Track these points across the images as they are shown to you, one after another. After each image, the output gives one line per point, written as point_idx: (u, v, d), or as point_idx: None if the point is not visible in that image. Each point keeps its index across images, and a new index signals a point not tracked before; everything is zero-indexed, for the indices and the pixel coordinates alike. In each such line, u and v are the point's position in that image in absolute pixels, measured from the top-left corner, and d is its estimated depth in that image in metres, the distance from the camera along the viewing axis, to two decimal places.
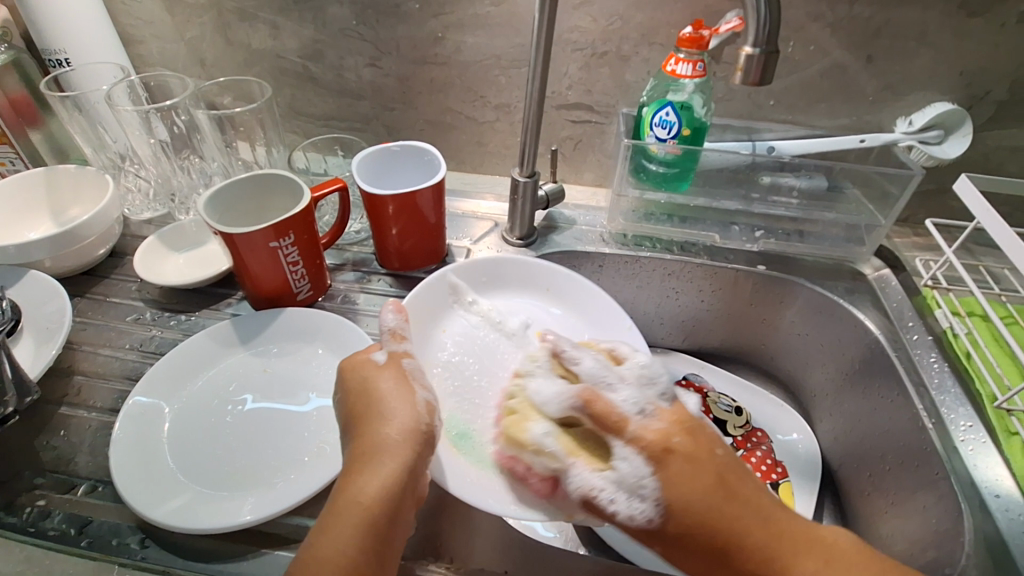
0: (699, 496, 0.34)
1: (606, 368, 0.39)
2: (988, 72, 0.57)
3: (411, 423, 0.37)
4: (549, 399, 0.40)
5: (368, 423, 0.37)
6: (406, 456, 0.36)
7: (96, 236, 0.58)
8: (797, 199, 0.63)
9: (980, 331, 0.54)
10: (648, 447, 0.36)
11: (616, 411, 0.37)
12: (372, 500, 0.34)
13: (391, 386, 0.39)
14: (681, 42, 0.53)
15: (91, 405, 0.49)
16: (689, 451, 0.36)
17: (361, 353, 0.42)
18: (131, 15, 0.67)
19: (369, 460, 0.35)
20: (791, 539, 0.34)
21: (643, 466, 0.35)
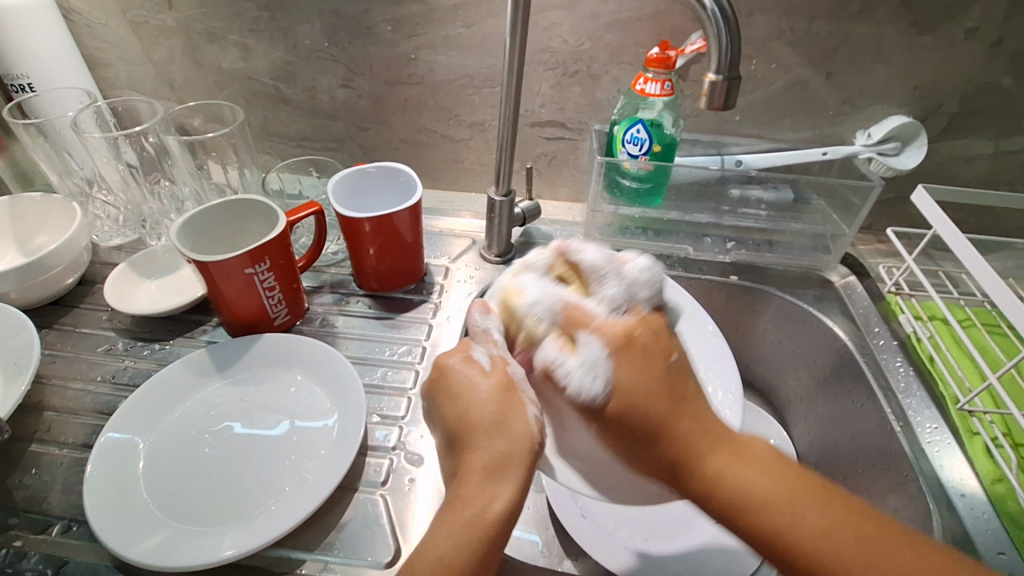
0: (657, 416, 0.33)
1: (606, 259, 0.37)
2: (939, 87, 0.60)
3: (528, 438, 0.34)
4: (535, 300, 0.37)
5: (468, 438, 0.35)
6: (517, 476, 0.33)
7: (64, 266, 0.57)
8: (765, 211, 0.65)
9: (941, 335, 0.56)
10: (614, 343, 0.34)
11: (593, 313, 0.35)
12: (488, 516, 0.32)
13: (491, 394, 0.36)
14: (649, 62, 0.55)
15: (63, 441, 0.47)
16: (649, 347, 0.34)
17: (457, 354, 0.38)
18: (96, 38, 0.66)
19: (490, 474, 0.33)
20: (721, 444, 0.33)
21: (602, 350, 0.33)
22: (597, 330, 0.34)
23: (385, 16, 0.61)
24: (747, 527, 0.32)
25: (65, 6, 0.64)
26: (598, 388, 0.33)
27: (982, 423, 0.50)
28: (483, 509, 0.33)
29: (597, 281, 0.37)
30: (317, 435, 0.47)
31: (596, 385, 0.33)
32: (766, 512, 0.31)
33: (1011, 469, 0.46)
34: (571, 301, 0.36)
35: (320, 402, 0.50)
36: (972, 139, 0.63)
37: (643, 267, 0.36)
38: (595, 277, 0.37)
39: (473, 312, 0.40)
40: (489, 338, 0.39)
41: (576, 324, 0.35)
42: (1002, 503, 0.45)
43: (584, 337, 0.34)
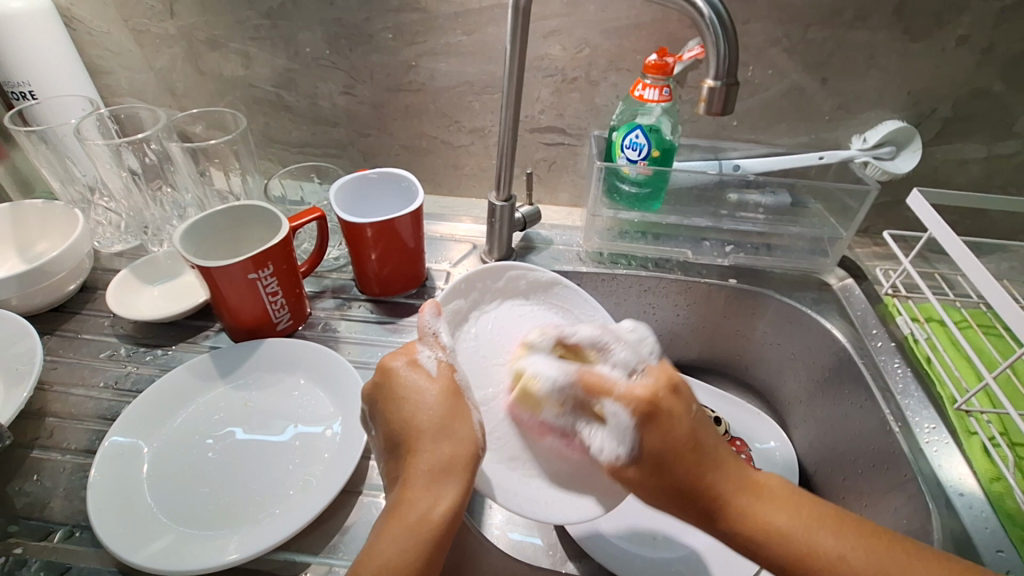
0: (703, 482, 0.36)
1: (601, 332, 0.41)
2: (933, 92, 0.61)
3: (469, 444, 0.37)
4: (549, 377, 0.39)
5: (420, 440, 0.36)
6: (464, 478, 0.36)
7: (66, 272, 0.57)
8: (763, 215, 0.66)
9: (939, 336, 0.57)
10: (635, 406, 0.36)
11: (606, 379, 0.38)
12: (439, 518, 0.34)
13: (437, 403, 0.38)
14: (647, 69, 0.55)
15: (65, 447, 0.47)
16: (675, 410, 0.37)
17: (401, 356, 0.40)
18: (99, 46, 0.67)
19: (433, 478, 0.35)
20: (753, 493, 0.37)
21: (630, 421, 0.36)
22: (619, 397, 0.37)
23: (386, 24, 0.62)
24: (777, 549, 0.35)
25: (67, 15, 0.64)
26: (620, 448, 0.36)
27: (979, 423, 0.50)
28: (440, 516, 0.34)
29: (603, 356, 0.40)
30: (320, 439, 0.47)
31: (618, 447, 0.36)
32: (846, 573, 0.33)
33: (1008, 468, 0.47)
34: (569, 372, 0.39)
35: (323, 406, 0.50)
36: (965, 143, 0.64)
37: (636, 331, 0.41)
38: (597, 349, 0.41)
39: (425, 313, 0.42)
40: (436, 343, 0.41)
41: (596, 392, 0.37)
42: (1000, 502, 0.45)
43: (608, 407, 0.37)
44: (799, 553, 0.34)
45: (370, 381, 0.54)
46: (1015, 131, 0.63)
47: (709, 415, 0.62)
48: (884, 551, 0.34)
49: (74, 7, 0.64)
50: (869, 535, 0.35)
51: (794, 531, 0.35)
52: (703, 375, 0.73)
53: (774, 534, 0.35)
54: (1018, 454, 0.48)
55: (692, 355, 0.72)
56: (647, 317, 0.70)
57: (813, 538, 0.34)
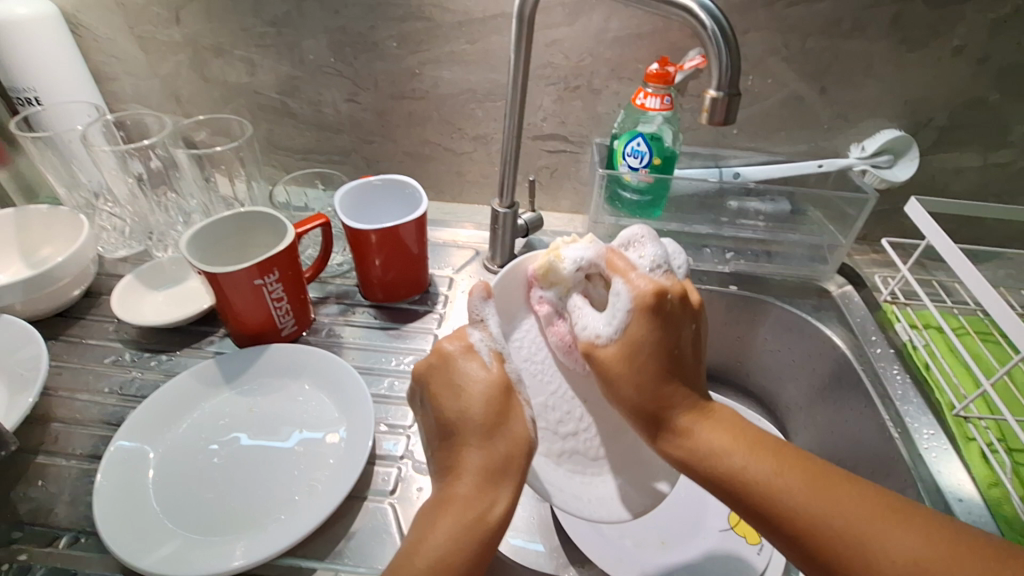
0: (662, 389, 0.38)
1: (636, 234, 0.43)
2: (930, 102, 0.62)
3: (518, 442, 0.36)
4: (578, 255, 0.45)
5: (470, 435, 0.36)
6: (517, 475, 0.35)
7: (71, 277, 0.57)
8: (763, 222, 0.67)
9: (937, 343, 0.58)
10: (641, 299, 0.39)
11: (632, 268, 0.41)
12: (496, 518, 0.34)
13: (489, 404, 0.36)
14: (649, 78, 0.56)
15: (70, 453, 0.48)
16: (660, 323, 0.39)
17: (452, 345, 0.38)
18: (104, 53, 0.67)
19: (491, 476, 0.35)
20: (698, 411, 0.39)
21: (626, 305, 0.40)
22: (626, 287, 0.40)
23: (391, 33, 0.63)
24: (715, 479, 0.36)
25: (74, 21, 0.65)
26: (607, 326, 0.40)
27: (977, 429, 0.51)
28: (497, 511, 0.34)
29: (635, 249, 0.43)
30: (325, 444, 0.47)
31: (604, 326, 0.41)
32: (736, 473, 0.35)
33: (1005, 473, 0.47)
34: (597, 259, 0.44)
35: (328, 412, 0.50)
36: (962, 152, 0.65)
37: (659, 249, 0.42)
38: (627, 246, 0.43)
39: (474, 295, 0.39)
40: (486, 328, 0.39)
41: (614, 275, 0.41)
42: (998, 507, 0.46)
43: (614, 290, 0.40)
44: (725, 471, 0.36)
45: (374, 386, 0.55)
46: (1010, 140, 0.64)
47: None
48: (774, 457, 0.35)
49: (80, 14, 0.64)
50: (772, 449, 0.36)
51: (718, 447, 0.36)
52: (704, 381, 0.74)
53: (691, 441, 0.37)
54: (1016, 459, 0.48)
55: None
56: None
57: (731, 448, 0.36)
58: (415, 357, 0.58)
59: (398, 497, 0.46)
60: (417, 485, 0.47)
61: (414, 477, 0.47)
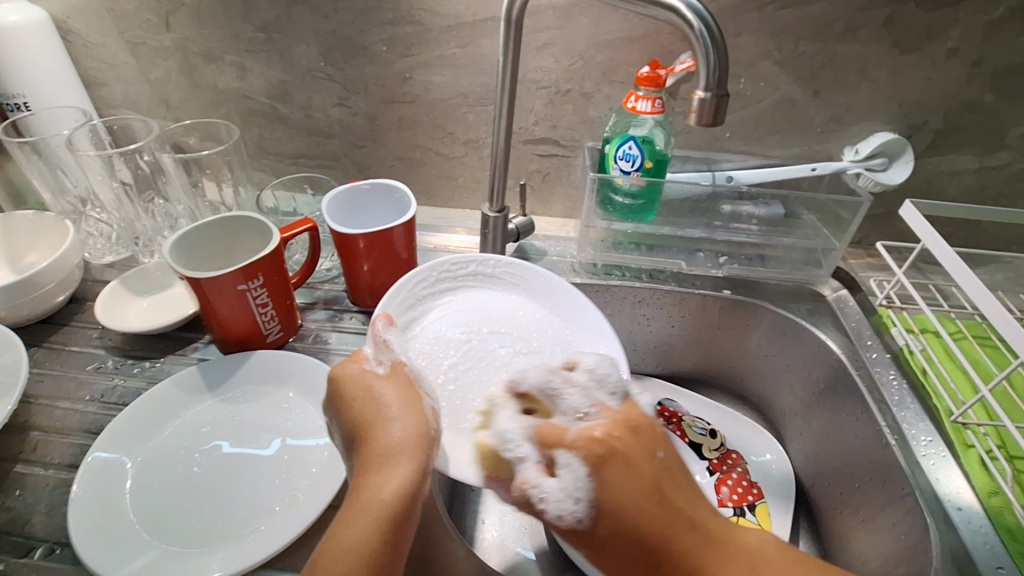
0: (631, 515, 0.33)
1: (550, 374, 0.38)
2: (923, 104, 0.62)
3: (418, 425, 0.37)
4: (508, 432, 0.36)
5: (369, 428, 0.37)
6: (416, 458, 0.35)
7: (55, 283, 0.56)
8: (756, 226, 0.66)
9: (934, 348, 0.57)
10: (591, 455, 0.34)
11: (558, 427, 0.35)
12: (392, 497, 0.33)
13: (389, 393, 0.38)
14: (640, 81, 0.56)
15: (48, 462, 0.47)
16: (627, 450, 0.34)
17: (351, 363, 0.41)
18: (93, 58, 0.67)
19: (385, 460, 0.35)
20: (665, 479, 0.35)
21: (581, 469, 0.33)
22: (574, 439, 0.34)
23: (380, 37, 0.62)
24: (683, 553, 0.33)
25: (63, 27, 0.64)
26: (575, 505, 0.33)
27: (977, 435, 0.49)
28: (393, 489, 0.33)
29: (557, 396, 0.37)
30: (308, 453, 0.47)
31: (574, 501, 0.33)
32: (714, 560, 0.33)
33: (1006, 482, 0.46)
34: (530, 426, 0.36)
35: (312, 420, 0.49)
36: (957, 155, 0.64)
37: (597, 365, 0.38)
38: (548, 396, 0.38)
39: (376, 322, 0.45)
40: (385, 348, 0.43)
41: (548, 442, 0.35)
42: (999, 516, 0.45)
43: (562, 455, 0.34)
44: (701, 553, 0.33)
45: None
46: (1007, 143, 0.63)
47: (705, 428, 0.63)
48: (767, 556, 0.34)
49: (70, 20, 0.64)
50: (722, 535, 0.34)
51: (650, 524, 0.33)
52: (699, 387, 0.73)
53: (622, 515, 0.33)
54: (1016, 467, 0.47)
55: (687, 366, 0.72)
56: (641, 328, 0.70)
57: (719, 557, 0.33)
58: None
59: None
60: None
61: None
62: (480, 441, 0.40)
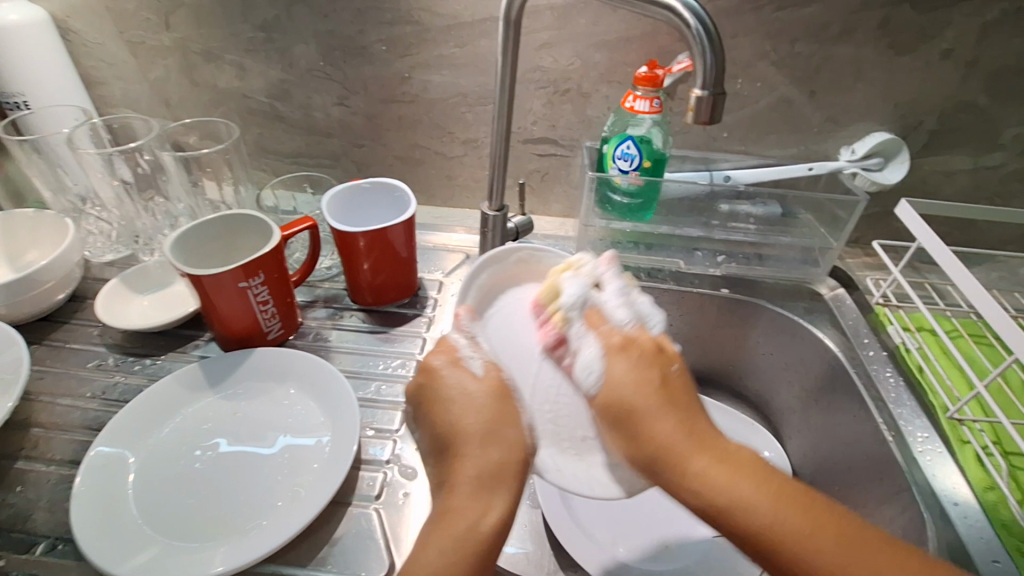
0: (659, 440, 0.37)
1: (625, 293, 0.44)
2: (919, 104, 0.62)
3: (517, 447, 0.37)
4: (574, 296, 0.43)
5: (463, 443, 0.38)
6: (511, 484, 0.36)
7: (55, 281, 0.56)
8: (754, 225, 0.67)
9: (929, 345, 0.58)
10: (617, 345, 0.41)
11: (608, 325, 0.42)
12: (487, 521, 0.35)
13: (486, 403, 0.39)
14: (637, 80, 0.56)
15: (49, 459, 0.47)
16: (666, 382, 0.40)
17: (442, 360, 0.41)
18: (93, 57, 0.67)
19: (483, 484, 0.36)
20: (709, 447, 0.36)
21: (597, 356, 0.41)
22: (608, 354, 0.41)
23: (379, 36, 0.63)
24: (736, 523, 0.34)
25: (63, 26, 0.64)
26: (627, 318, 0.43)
27: (973, 431, 0.50)
28: (485, 515, 0.35)
29: (616, 304, 0.44)
30: (309, 449, 0.47)
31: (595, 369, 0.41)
32: (752, 511, 0.33)
33: (1001, 477, 0.47)
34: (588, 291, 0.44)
35: (313, 416, 0.49)
36: (952, 154, 0.65)
37: (647, 306, 0.44)
38: (604, 311, 0.43)
39: (461, 318, 0.43)
40: (475, 344, 0.42)
41: (589, 321, 0.43)
42: (995, 511, 0.45)
43: (586, 337, 0.42)
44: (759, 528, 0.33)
45: (362, 390, 0.54)
46: (1001, 142, 0.64)
47: None
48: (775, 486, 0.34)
49: (70, 19, 0.64)
50: (780, 491, 0.34)
51: (670, 445, 0.36)
52: (697, 385, 0.73)
53: (646, 439, 0.37)
54: (1011, 463, 0.48)
55: (685, 364, 0.72)
56: None
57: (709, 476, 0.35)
58: (403, 361, 0.57)
59: (383, 502, 0.45)
60: (403, 490, 0.46)
61: (400, 482, 0.46)
62: (552, 282, 0.46)
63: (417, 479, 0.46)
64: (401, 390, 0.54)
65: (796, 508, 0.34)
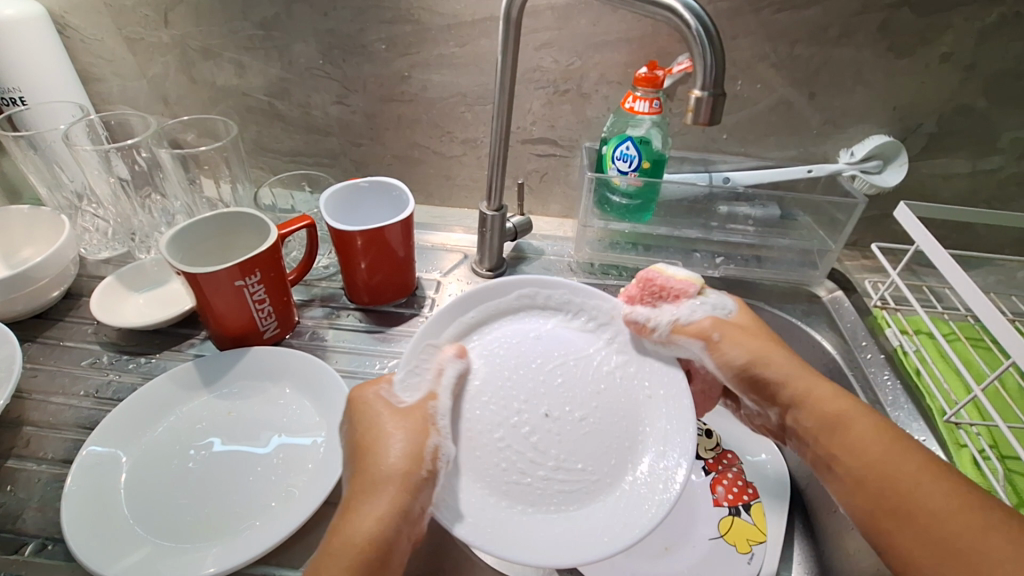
0: (874, 459, 0.38)
1: (710, 300, 0.47)
2: (918, 108, 0.62)
3: (414, 460, 0.37)
4: (689, 312, 0.46)
5: (365, 456, 0.37)
6: (399, 495, 0.35)
7: (51, 278, 0.56)
8: (753, 227, 0.67)
9: (927, 348, 0.57)
10: (703, 325, 0.45)
11: (699, 322, 0.45)
12: (369, 533, 0.34)
13: (392, 423, 0.38)
14: (637, 81, 0.56)
15: (41, 457, 0.46)
16: (823, 398, 0.42)
17: (370, 388, 0.42)
18: (91, 54, 0.67)
19: (371, 492, 0.35)
20: (883, 435, 0.39)
21: (695, 345, 0.45)
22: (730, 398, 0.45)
23: (379, 35, 0.63)
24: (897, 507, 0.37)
25: (61, 23, 0.64)
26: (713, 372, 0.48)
27: (968, 435, 0.50)
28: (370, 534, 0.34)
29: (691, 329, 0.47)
30: (305, 449, 0.46)
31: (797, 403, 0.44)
32: (921, 507, 0.36)
33: (998, 481, 0.47)
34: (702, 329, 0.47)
35: (308, 416, 0.49)
36: (950, 158, 0.65)
37: (717, 302, 0.47)
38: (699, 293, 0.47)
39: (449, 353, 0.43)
40: (439, 376, 0.42)
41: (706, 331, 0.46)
42: None
43: (668, 322, 0.45)
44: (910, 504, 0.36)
45: None
46: (999, 147, 0.64)
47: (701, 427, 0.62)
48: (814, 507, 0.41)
49: (68, 15, 0.64)
50: (927, 468, 0.37)
51: (909, 476, 0.37)
52: None
53: (856, 457, 0.39)
54: (1008, 467, 0.48)
55: None
56: None
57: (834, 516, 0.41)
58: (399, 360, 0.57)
59: None
60: None
61: None
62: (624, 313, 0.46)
63: None
64: None
65: (935, 478, 0.37)
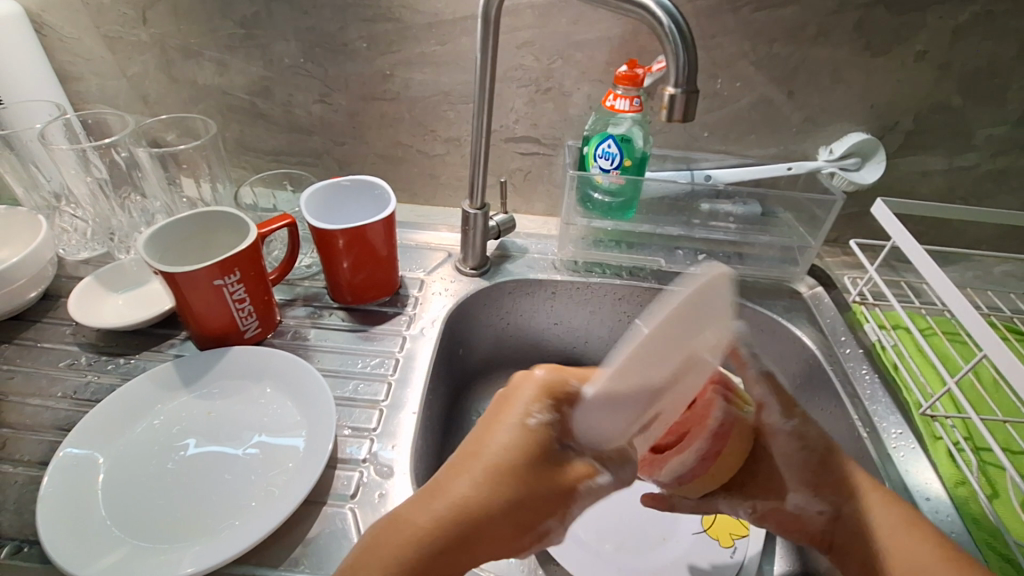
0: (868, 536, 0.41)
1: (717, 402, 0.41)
2: (895, 105, 0.63)
3: (524, 427, 0.37)
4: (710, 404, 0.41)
5: (492, 431, 0.37)
6: (525, 451, 0.36)
7: (27, 278, 0.55)
8: (734, 224, 0.67)
9: (905, 343, 0.58)
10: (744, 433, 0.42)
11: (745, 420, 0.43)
12: (430, 524, 0.33)
13: (514, 428, 0.37)
14: (618, 80, 0.56)
15: (17, 459, 0.46)
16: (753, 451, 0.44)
17: (507, 424, 0.37)
18: (69, 52, 0.66)
19: (491, 474, 0.35)
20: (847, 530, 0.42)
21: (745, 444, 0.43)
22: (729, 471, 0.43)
23: (360, 34, 0.63)
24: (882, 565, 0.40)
25: (38, 21, 0.63)
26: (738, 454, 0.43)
27: (944, 428, 0.51)
28: (491, 538, 0.34)
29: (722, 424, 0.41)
30: (285, 449, 0.46)
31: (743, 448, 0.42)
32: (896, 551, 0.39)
33: (972, 473, 0.47)
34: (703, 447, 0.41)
35: (289, 415, 0.49)
36: (928, 155, 0.66)
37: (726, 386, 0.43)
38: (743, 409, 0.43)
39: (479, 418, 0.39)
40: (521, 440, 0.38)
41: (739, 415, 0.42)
42: (965, 506, 0.46)
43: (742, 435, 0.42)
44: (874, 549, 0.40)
45: (339, 389, 0.53)
46: (974, 144, 0.65)
47: None
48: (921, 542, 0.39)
49: (45, 14, 0.63)
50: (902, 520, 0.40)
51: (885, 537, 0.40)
52: None
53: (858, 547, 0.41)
54: (982, 458, 0.49)
55: None
56: (622, 325, 0.70)
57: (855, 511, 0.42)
58: (382, 359, 0.57)
59: (360, 502, 0.44)
60: (379, 490, 0.45)
61: (377, 482, 0.46)
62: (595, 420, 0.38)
63: (395, 479, 0.46)
64: (381, 389, 0.54)
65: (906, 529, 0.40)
